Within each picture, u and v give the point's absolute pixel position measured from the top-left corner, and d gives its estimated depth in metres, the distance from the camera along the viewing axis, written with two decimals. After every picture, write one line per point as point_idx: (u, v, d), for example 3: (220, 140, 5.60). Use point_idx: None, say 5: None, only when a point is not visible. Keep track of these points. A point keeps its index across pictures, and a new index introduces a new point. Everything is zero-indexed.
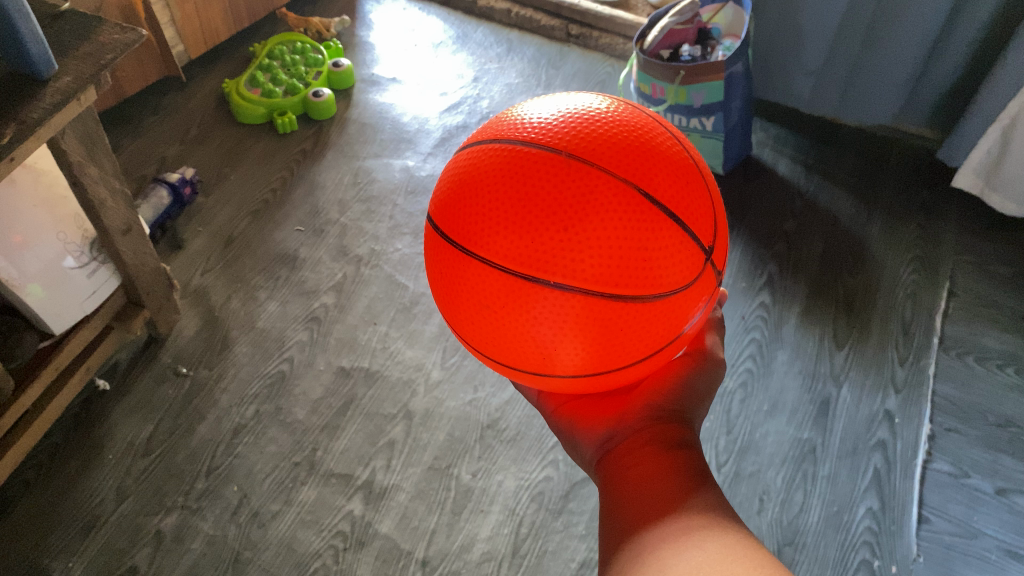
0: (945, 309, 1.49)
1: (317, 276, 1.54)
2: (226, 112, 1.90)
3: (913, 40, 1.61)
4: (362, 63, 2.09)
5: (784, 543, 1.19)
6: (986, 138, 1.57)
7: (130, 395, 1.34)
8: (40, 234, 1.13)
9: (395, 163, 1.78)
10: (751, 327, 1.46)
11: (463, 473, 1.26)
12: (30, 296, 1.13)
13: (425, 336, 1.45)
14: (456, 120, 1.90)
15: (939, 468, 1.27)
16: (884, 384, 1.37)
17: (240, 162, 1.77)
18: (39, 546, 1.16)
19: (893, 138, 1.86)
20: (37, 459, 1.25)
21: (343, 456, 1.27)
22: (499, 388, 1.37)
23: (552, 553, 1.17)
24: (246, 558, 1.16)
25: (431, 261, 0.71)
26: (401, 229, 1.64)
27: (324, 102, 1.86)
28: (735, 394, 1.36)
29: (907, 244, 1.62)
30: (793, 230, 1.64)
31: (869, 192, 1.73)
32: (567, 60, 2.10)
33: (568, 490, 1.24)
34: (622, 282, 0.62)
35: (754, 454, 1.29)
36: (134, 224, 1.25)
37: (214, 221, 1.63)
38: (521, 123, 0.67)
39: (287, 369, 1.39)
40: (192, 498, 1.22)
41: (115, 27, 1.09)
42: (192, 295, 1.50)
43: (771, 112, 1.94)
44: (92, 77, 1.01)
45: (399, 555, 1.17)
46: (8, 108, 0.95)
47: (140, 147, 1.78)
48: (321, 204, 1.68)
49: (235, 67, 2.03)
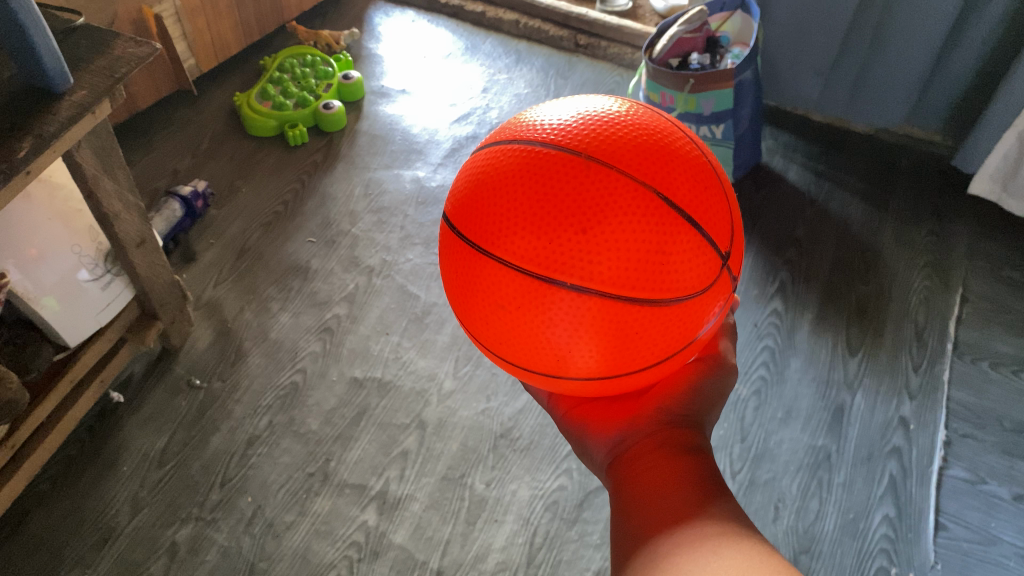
0: (958, 315, 1.49)
1: (329, 287, 1.54)
2: (236, 125, 1.91)
3: (922, 43, 1.62)
4: (371, 75, 2.10)
5: (801, 552, 1.18)
6: (1002, 141, 1.57)
7: (144, 407, 1.35)
8: (53, 247, 1.14)
9: (406, 174, 1.80)
10: (764, 334, 1.46)
11: (477, 483, 1.26)
12: (46, 309, 1.14)
13: (438, 346, 1.45)
14: (466, 130, 1.92)
15: (956, 475, 1.26)
16: (898, 391, 1.37)
17: (251, 175, 1.78)
18: (54, 559, 1.16)
19: (902, 144, 1.86)
20: (51, 472, 1.25)
21: (356, 466, 1.28)
22: (512, 398, 1.37)
23: (566, 562, 1.17)
24: (261, 568, 1.16)
25: (446, 261, 0.72)
26: (413, 239, 1.65)
27: (335, 114, 1.87)
28: (749, 402, 1.36)
29: (920, 250, 1.61)
30: (804, 237, 1.64)
31: (879, 198, 1.73)
32: (576, 70, 2.12)
33: (582, 499, 1.24)
34: (639, 286, 0.63)
35: (768, 462, 1.28)
36: (149, 237, 1.26)
37: (226, 233, 1.65)
38: (541, 124, 0.68)
39: (300, 380, 1.39)
40: (207, 510, 1.22)
41: (130, 40, 1.10)
42: (205, 306, 1.51)
43: (779, 119, 1.95)
44: (107, 90, 1.02)
45: (413, 565, 1.17)
46: (23, 122, 0.96)
47: (152, 161, 1.79)
48: (332, 216, 1.69)
49: (246, 80, 2.05)
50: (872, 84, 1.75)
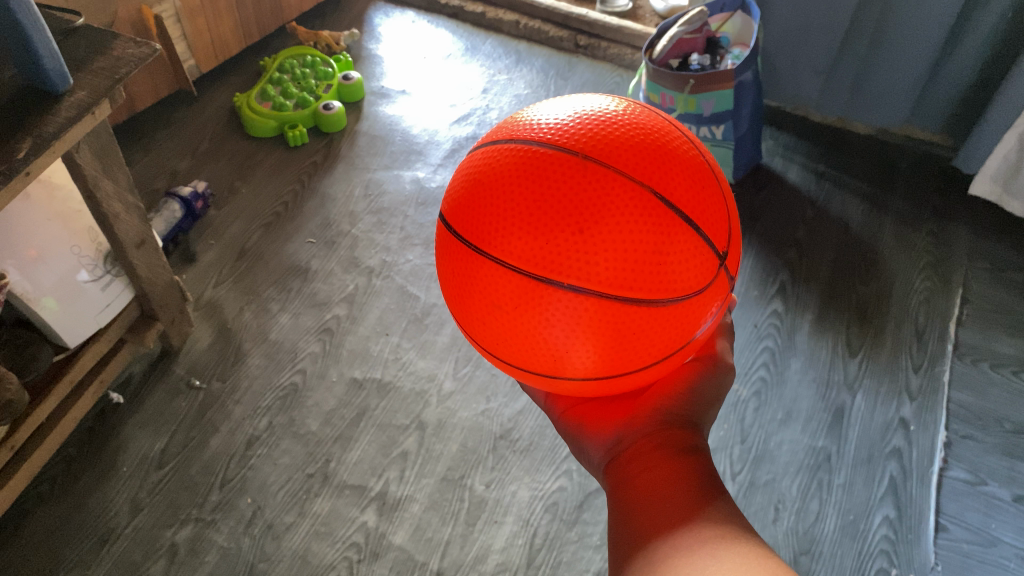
0: (959, 315, 1.49)
1: (329, 288, 1.54)
2: (236, 126, 1.91)
3: (923, 44, 1.62)
4: (371, 75, 2.10)
5: (801, 553, 1.18)
6: (1003, 143, 1.57)
7: (144, 408, 1.35)
8: (53, 248, 1.14)
9: (406, 175, 1.79)
10: (764, 335, 1.46)
11: (477, 484, 1.26)
12: (46, 310, 1.14)
13: (438, 347, 1.45)
14: (466, 131, 1.92)
15: (956, 476, 1.26)
16: (898, 392, 1.37)
17: (251, 175, 1.78)
18: (53, 560, 1.16)
19: (903, 145, 1.86)
20: (51, 472, 1.25)
21: (356, 467, 1.27)
22: (511, 399, 1.37)
23: (566, 563, 1.17)
24: (260, 569, 1.16)
25: (443, 262, 0.72)
26: (413, 239, 1.64)
27: (335, 114, 1.87)
28: (749, 403, 1.35)
29: (920, 251, 1.61)
30: (804, 238, 1.64)
31: (879, 199, 1.73)
32: (576, 70, 2.12)
33: (582, 500, 1.24)
34: (636, 286, 0.63)
35: (768, 463, 1.28)
36: (148, 237, 1.26)
37: (226, 233, 1.65)
38: (537, 123, 0.68)
39: (300, 381, 1.39)
40: (207, 511, 1.22)
41: (129, 41, 1.10)
42: (204, 307, 1.51)
43: (779, 120, 1.95)
44: (107, 91, 1.02)
45: (413, 566, 1.17)
46: (24, 122, 0.96)
47: (152, 162, 1.79)
48: (332, 217, 1.69)
49: (246, 81, 2.05)
50: (873, 85, 1.75)
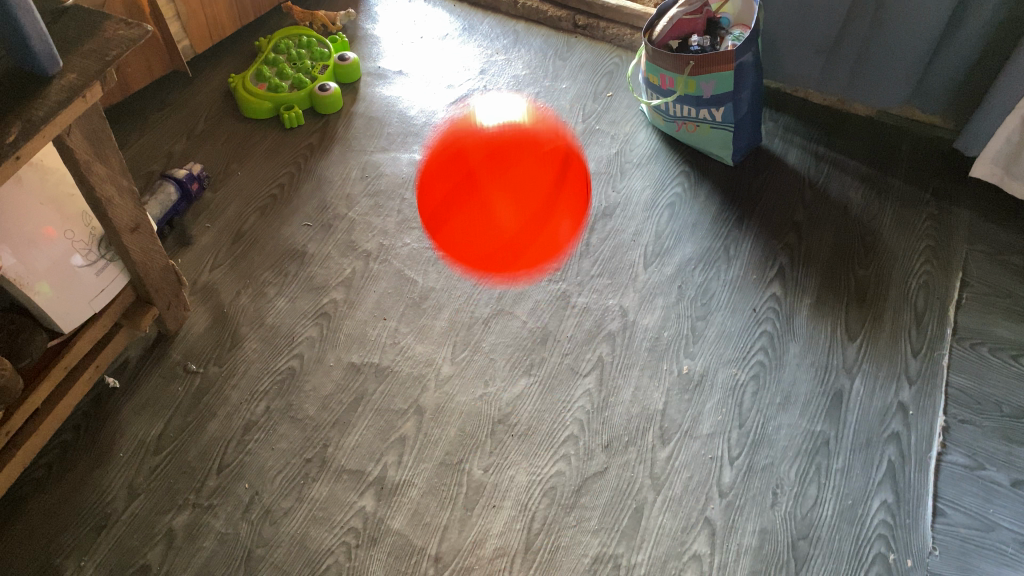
0: (958, 299, 1.48)
1: (326, 272, 1.53)
2: (231, 107, 1.89)
3: (927, 25, 1.60)
4: (367, 56, 2.07)
5: (799, 537, 1.18)
6: (1004, 126, 1.55)
7: (140, 393, 1.34)
8: (48, 233, 1.12)
9: (403, 157, 1.78)
10: (763, 320, 1.45)
11: (475, 468, 1.25)
12: (39, 295, 1.13)
13: (436, 331, 1.44)
14: (463, 113, 1.90)
15: (954, 460, 1.26)
16: (898, 375, 1.36)
17: (246, 158, 1.76)
18: (52, 543, 1.16)
19: (904, 127, 1.84)
20: (48, 457, 1.25)
21: (354, 452, 1.27)
22: (510, 383, 1.37)
23: (564, 548, 1.17)
24: (258, 555, 1.16)
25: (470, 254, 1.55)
26: (410, 223, 1.63)
27: (331, 96, 1.84)
28: (747, 387, 1.35)
29: (919, 234, 1.60)
30: (804, 221, 1.63)
31: (880, 181, 1.71)
32: (574, 51, 2.09)
33: (580, 485, 1.24)
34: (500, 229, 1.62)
35: (766, 448, 1.28)
36: (143, 222, 1.24)
37: (222, 216, 1.63)
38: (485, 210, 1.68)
39: (297, 365, 1.38)
40: (204, 496, 1.22)
41: (121, 22, 1.08)
42: (201, 291, 1.49)
43: (781, 102, 1.92)
44: (98, 74, 1.00)
45: (411, 551, 1.17)
46: (14, 106, 0.94)
47: (147, 144, 1.77)
48: (328, 199, 1.67)
49: (241, 61, 2.02)
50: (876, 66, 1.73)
